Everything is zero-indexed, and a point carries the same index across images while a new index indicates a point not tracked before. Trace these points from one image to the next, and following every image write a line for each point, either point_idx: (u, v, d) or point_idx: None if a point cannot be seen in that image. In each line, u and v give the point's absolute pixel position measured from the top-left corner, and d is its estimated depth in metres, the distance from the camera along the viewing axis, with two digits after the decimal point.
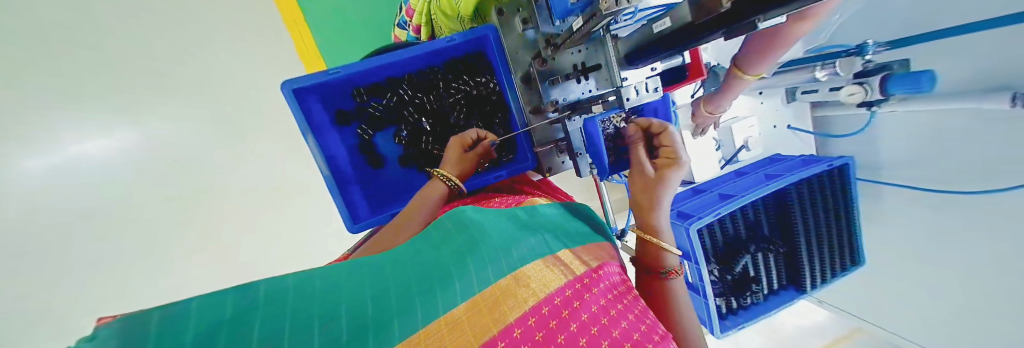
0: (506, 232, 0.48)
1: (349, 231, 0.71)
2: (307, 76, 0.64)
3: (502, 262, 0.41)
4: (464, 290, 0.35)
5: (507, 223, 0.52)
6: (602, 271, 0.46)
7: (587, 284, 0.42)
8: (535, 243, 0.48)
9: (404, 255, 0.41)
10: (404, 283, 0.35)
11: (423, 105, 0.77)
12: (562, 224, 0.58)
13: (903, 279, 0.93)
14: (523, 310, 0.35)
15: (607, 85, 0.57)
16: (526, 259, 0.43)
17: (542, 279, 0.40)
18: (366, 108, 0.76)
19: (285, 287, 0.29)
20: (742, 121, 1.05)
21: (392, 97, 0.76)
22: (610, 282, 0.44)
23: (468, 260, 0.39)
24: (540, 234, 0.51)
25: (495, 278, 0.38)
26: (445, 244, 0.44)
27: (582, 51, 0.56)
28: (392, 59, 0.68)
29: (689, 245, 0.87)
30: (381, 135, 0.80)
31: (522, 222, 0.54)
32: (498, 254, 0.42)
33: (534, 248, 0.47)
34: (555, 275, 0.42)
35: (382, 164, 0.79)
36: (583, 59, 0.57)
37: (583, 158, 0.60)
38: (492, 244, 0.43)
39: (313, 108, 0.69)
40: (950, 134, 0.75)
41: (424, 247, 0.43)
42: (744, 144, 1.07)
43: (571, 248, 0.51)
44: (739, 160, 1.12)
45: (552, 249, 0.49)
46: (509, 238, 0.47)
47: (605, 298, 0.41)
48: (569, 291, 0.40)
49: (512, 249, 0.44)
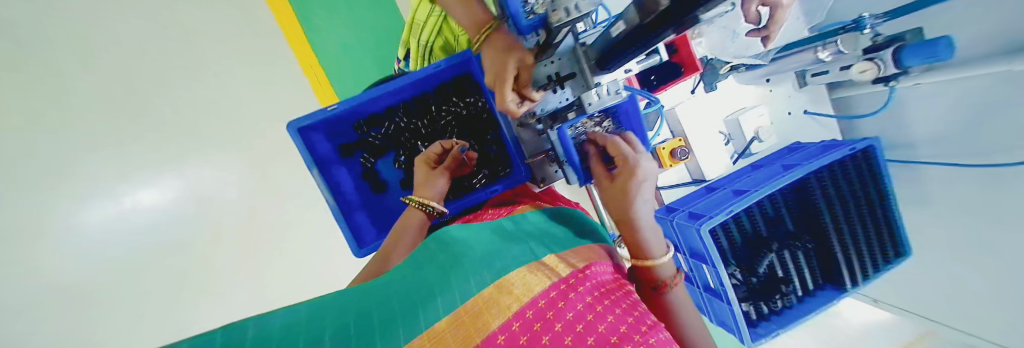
0: (489, 248, 0.49)
1: (357, 256, 0.73)
2: (310, 115, 0.70)
3: (485, 276, 0.41)
4: (447, 303, 0.36)
5: (491, 238, 0.53)
6: (589, 270, 0.46)
7: (572, 284, 0.41)
8: (520, 255, 0.48)
9: (389, 284, 0.43)
10: (387, 308, 0.35)
11: (419, 130, 0.81)
12: (548, 230, 0.60)
13: (964, 270, 0.81)
14: (508, 314, 0.34)
15: (583, 90, 0.58)
16: (510, 269, 0.44)
17: (526, 286, 0.40)
18: (367, 138, 0.82)
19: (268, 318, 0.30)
20: (750, 112, 1.00)
21: (389, 126, 0.80)
22: (597, 280, 0.45)
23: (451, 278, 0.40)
24: (524, 245, 0.52)
25: (478, 290, 0.39)
26: (429, 268, 0.45)
27: (554, 62, 0.57)
28: (385, 91, 0.72)
29: (702, 246, 0.83)
30: (382, 162, 0.85)
31: (506, 234, 0.56)
32: (480, 268, 0.43)
33: (518, 259, 0.47)
34: (539, 279, 0.42)
35: (384, 189, 0.84)
36: (556, 70, 0.57)
37: (569, 167, 0.63)
38: (474, 261, 0.45)
39: (318, 143, 0.75)
40: (991, 103, 0.67)
41: (409, 275, 0.45)
42: (755, 135, 1.02)
43: (558, 253, 0.52)
44: (753, 153, 1.06)
45: (537, 255, 0.49)
46: (491, 255, 0.47)
47: (591, 296, 0.40)
48: (553, 293, 0.39)
49: (494, 264, 0.44)
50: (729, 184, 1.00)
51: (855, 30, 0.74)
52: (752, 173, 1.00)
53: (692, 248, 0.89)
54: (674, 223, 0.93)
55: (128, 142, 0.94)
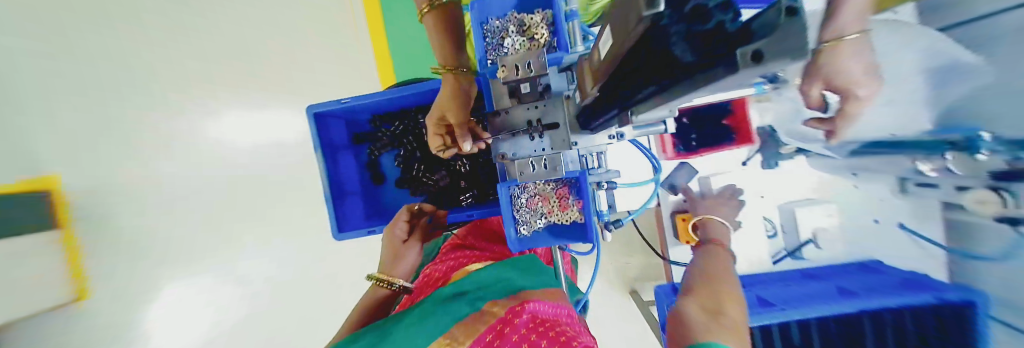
0: (430, 308, 0.50)
1: (335, 238, 0.78)
2: (328, 102, 0.76)
3: (420, 334, 0.44)
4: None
5: (435, 298, 0.53)
6: (525, 306, 0.46)
7: (502, 330, 0.42)
8: (460, 306, 0.50)
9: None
10: None
11: (422, 135, 0.83)
12: (499, 277, 0.59)
13: None
14: None
15: (562, 145, 0.52)
16: (445, 325, 0.45)
17: (460, 337, 0.43)
18: (378, 132, 0.87)
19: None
20: (810, 208, 0.80)
21: (398, 125, 0.84)
22: (531, 315, 0.45)
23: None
24: (468, 297, 0.53)
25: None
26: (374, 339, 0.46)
27: (538, 107, 0.53)
28: (396, 95, 0.76)
29: None
30: (386, 155, 0.89)
31: (452, 291, 0.55)
32: (417, 334, 0.44)
33: (456, 312, 0.48)
34: (471, 329, 0.44)
35: (382, 181, 0.89)
36: (538, 116, 0.53)
37: None
38: (417, 323, 0.47)
39: (332, 127, 0.81)
40: None
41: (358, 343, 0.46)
42: (812, 237, 0.82)
43: (501, 298, 0.51)
44: (805, 257, 0.85)
45: (477, 306, 0.50)
46: (431, 311, 0.49)
47: (520, 333, 0.41)
48: (479, 346, 0.41)
49: (432, 320, 0.46)
50: (759, 288, 0.82)
51: (964, 149, 0.54)
52: (795, 283, 0.81)
53: None
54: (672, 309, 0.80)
55: (206, 75, 1.09)
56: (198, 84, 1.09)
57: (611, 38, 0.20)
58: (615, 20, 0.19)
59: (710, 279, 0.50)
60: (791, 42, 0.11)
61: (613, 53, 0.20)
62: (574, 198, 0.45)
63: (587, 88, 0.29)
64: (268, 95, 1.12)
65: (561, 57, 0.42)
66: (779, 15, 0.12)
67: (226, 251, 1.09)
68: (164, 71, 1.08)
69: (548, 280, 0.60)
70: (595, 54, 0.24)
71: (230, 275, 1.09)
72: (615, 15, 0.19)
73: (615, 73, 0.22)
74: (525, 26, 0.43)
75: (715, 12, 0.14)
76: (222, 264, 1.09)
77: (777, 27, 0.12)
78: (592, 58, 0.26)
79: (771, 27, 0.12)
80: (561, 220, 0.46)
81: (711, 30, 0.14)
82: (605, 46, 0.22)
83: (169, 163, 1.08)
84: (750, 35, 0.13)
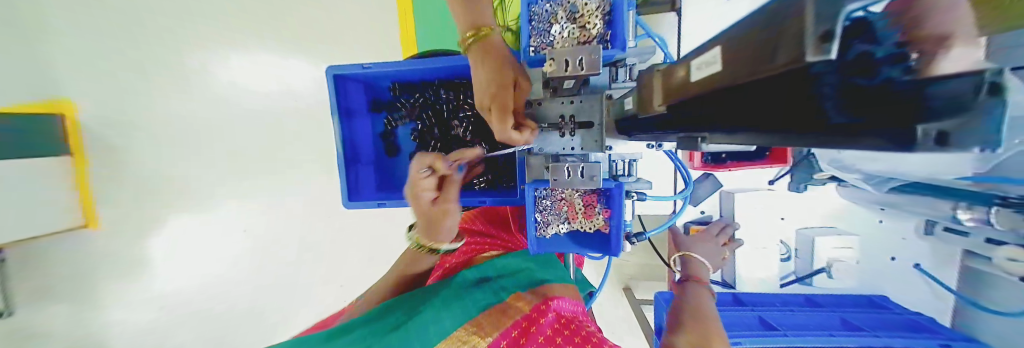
0: (451, 290, 0.51)
1: (346, 206, 0.80)
2: (349, 66, 0.73)
3: (447, 318, 0.45)
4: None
5: (456, 282, 0.54)
6: (551, 303, 0.48)
7: (527, 328, 0.44)
8: (484, 293, 0.50)
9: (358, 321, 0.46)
10: None
11: (441, 111, 0.79)
12: (518, 266, 0.59)
13: None
14: None
15: (594, 146, 0.49)
16: (471, 312, 0.46)
17: (484, 329, 0.44)
18: (396, 102, 0.83)
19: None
20: (832, 238, 0.78)
21: (418, 97, 0.81)
22: (556, 315, 0.46)
23: (412, 327, 0.43)
24: (491, 284, 0.53)
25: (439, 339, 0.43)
26: (395, 313, 0.47)
27: (574, 103, 0.49)
28: (420, 66, 0.72)
29: None
30: (402, 128, 0.86)
31: (471, 276, 0.56)
32: (443, 313, 0.45)
33: (480, 299, 0.49)
34: (496, 320, 0.45)
35: (396, 154, 0.86)
36: (573, 112, 0.50)
37: None
38: (440, 302, 0.48)
39: (351, 92, 0.79)
40: None
41: (378, 315, 0.48)
42: (826, 266, 0.80)
43: (525, 289, 0.52)
44: (814, 284, 0.84)
45: (501, 296, 0.50)
46: (456, 293, 0.50)
47: (545, 335, 0.43)
48: (505, 342, 0.42)
49: (457, 303, 0.47)
50: (763, 308, 0.82)
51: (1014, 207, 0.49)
52: (801, 308, 0.81)
53: None
54: None
55: (218, 17, 1.04)
56: (209, 25, 1.05)
57: (717, 66, 0.18)
58: (726, 49, 0.17)
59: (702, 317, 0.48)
60: (975, 133, 0.10)
61: (712, 82, 0.18)
62: (601, 206, 0.43)
63: (654, 102, 0.26)
64: (282, 48, 1.09)
65: (613, 55, 0.38)
66: (970, 92, 0.10)
67: (236, 201, 1.10)
68: (177, 10, 1.04)
69: (564, 275, 0.59)
70: (683, 72, 0.22)
71: (239, 225, 1.10)
72: (731, 41, 0.16)
73: (708, 102, 0.20)
74: (577, 13, 0.39)
75: (900, 40, 0.11)
76: (231, 213, 1.09)
77: (969, 108, 0.10)
78: (673, 74, 0.23)
79: (968, 105, 0.10)
80: (584, 228, 0.45)
81: (873, 87, 0.12)
82: (701, 72, 0.19)
83: (183, 108, 1.06)
84: (922, 103, 0.11)
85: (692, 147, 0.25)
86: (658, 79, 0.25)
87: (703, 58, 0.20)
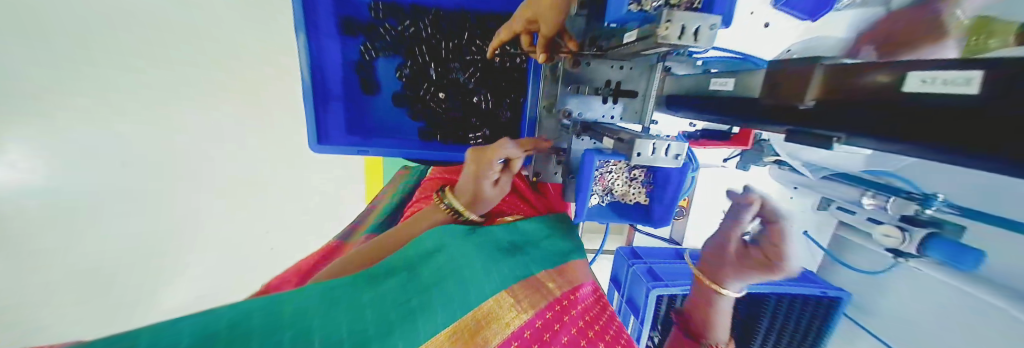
0: (484, 252, 0.50)
1: (314, 150, 0.70)
2: None
3: (486, 283, 0.45)
4: (446, 316, 0.40)
5: (490, 244, 0.53)
6: (580, 292, 0.50)
7: (561, 313, 0.46)
8: (519, 260, 0.51)
9: (386, 269, 0.46)
10: (382, 313, 0.38)
11: (439, 49, 0.67)
12: (548, 235, 0.60)
13: None
14: (506, 335, 0.41)
15: (635, 118, 0.49)
16: (507, 280, 0.47)
17: (523, 302, 0.45)
18: (379, 27, 0.66)
19: (304, 321, 0.35)
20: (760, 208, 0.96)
21: (409, 26, 0.66)
22: (584, 305, 0.49)
23: (448, 287, 0.43)
24: (522, 253, 0.53)
25: (476, 306, 0.42)
26: (423, 266, 0.47)
27: (624, 68, 0.47)
28: None
29: (641, 304, 0.84)
30: (383, 62, 0.69)
31: (504, 243, 0.55)
32: (480, 280, 0.45)
33: (515, 267, 0.49)
34: (533, 296, 0.46)
35: (375, 92, 0.71)
36: (620, 78, 0.47)
37: (571, 185, 0.56)
38: (473, 266, 0.47)
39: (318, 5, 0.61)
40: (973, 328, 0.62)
41: (406, 265, 0.47)
42: None
43: (556, 265, 0.54)
44: None
45: (532, 270, 0.50)
46: (493, 255, 0.50)
47: (576, 326, 0.45)
48: (541, 321, 0.44)
49: (495, 268, 0.48)
50: None
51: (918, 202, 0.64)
52: None
53: (632, 298, 0.90)
54: (632, 270, 0.92)
55: None
56: None
57: (974, 92, 0.15)
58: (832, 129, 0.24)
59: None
60: None
61: (947, 110, 0.16)
62: (645, 181, 0.45)
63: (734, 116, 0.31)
64: None
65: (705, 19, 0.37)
66: None
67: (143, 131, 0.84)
68: None
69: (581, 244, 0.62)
70: (887, 79, 0.20)
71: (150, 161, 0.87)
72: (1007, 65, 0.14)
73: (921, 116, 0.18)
74: None
75: None
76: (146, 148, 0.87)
77: None
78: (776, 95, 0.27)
79: None
80: (626, 199, 0.46)
81: None
82: (937, 91, 0.17)
83: None
84: None
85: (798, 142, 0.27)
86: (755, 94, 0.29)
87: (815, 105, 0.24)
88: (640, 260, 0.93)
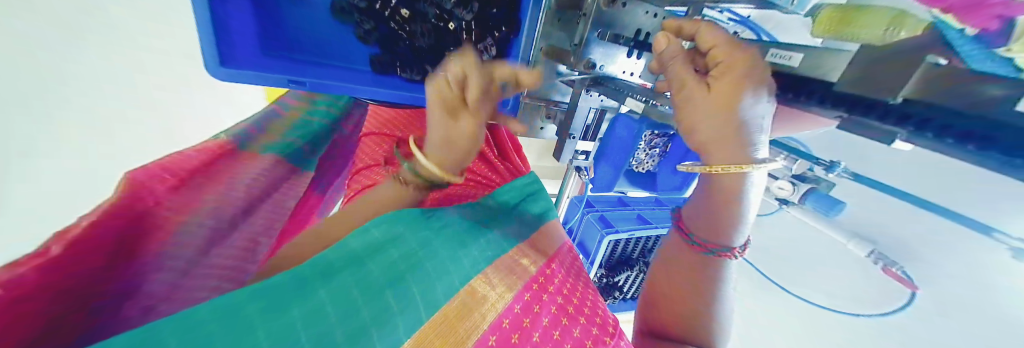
0: (447, 239, 0.43)
1: (214, 76, 0.46)
2: None
3: (455, 271, 0.38)
4: (408, 323, 0.31)
5: (455, 227, 0.46)
6: (553, 265, 0.50)
7: (539, 290, 0.43)
8: (492, 241, 0.47)
9: (322, 259, 0.34)
10: (318, 328, 0.27)
11: None
12: (511, 213, 0.58)
13: None
14: (483, 329, 0.34)
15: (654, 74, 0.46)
16: (478, 264, 0.41)
17: (497, 287, 0.40)
18: None
19: (198, 345, 0.22)
20: None
21: None
22: (559, 279, 0.48)
23: (409, 279, 0.35)
24: (487, 233, 0.48)
25: (444, 297, 0.35)
26: (373, 254, 0.37)
27: (659, 17, 0.41)
28: None
29: (593, 249, 0.90)
30: None
31: (468, 227, 0.48)
32: (448, 268, 0.38)
33: (484, 249, 0.44)
34: (508, 279, 0.42)
35: None
36: (652, 29, 0.42)
37: (570, 145, 0.53)
38: (436, 257, 0.39)
39: None
40: (818, 254, 0.86)
41: (347, 253, 0.36)
42: None
43: (527, 241, 0.52)
44: None
45: (504, 247, 0.47)
46: (457, 241, 0.43)
47: (556, 303, 0.44)
48: (519, 305, 0.40)
49: (464, 254, 0.42)
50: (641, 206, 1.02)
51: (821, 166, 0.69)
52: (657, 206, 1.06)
53: (581, 241, 0.95)
54: (584, 218, 0.95)
55: None
56: None
57: None
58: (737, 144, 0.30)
59: (675, 315, 0.46)
60: None
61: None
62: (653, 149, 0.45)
63: (682, 68, 0.31)
64: None
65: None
66: None
67: None
68: None
69: (551, 208, 0.64)
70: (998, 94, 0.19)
71: None
72: None
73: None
74: None
75: None
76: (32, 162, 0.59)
77: None
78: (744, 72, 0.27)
79: None
80: None
81: None
82: None
83: None
84: None
85: (853, 129, 0.28)
86: (722, 61, 0.28)
87: (743, 118, 0.29)
88: (592, 208, 0.96)
